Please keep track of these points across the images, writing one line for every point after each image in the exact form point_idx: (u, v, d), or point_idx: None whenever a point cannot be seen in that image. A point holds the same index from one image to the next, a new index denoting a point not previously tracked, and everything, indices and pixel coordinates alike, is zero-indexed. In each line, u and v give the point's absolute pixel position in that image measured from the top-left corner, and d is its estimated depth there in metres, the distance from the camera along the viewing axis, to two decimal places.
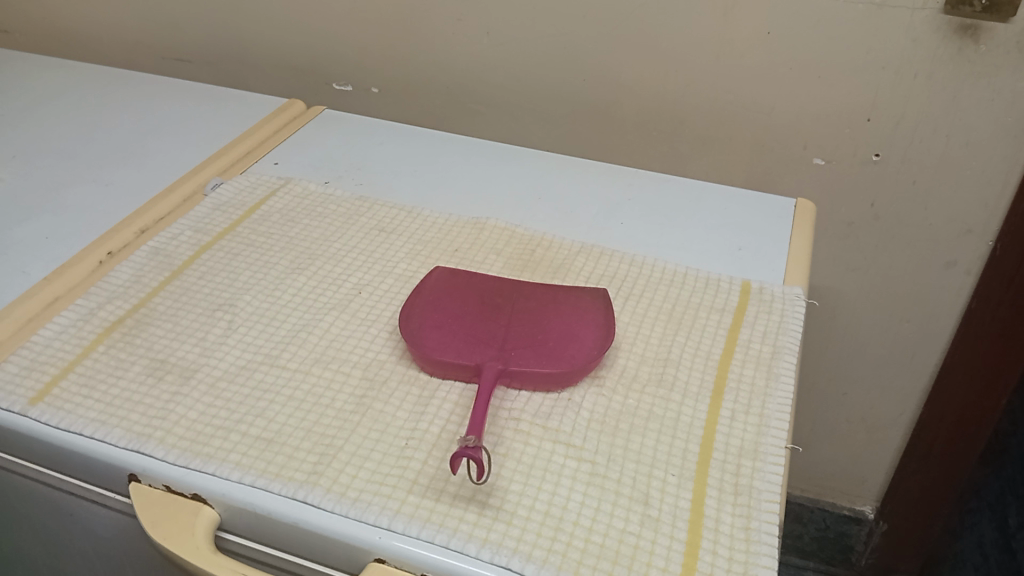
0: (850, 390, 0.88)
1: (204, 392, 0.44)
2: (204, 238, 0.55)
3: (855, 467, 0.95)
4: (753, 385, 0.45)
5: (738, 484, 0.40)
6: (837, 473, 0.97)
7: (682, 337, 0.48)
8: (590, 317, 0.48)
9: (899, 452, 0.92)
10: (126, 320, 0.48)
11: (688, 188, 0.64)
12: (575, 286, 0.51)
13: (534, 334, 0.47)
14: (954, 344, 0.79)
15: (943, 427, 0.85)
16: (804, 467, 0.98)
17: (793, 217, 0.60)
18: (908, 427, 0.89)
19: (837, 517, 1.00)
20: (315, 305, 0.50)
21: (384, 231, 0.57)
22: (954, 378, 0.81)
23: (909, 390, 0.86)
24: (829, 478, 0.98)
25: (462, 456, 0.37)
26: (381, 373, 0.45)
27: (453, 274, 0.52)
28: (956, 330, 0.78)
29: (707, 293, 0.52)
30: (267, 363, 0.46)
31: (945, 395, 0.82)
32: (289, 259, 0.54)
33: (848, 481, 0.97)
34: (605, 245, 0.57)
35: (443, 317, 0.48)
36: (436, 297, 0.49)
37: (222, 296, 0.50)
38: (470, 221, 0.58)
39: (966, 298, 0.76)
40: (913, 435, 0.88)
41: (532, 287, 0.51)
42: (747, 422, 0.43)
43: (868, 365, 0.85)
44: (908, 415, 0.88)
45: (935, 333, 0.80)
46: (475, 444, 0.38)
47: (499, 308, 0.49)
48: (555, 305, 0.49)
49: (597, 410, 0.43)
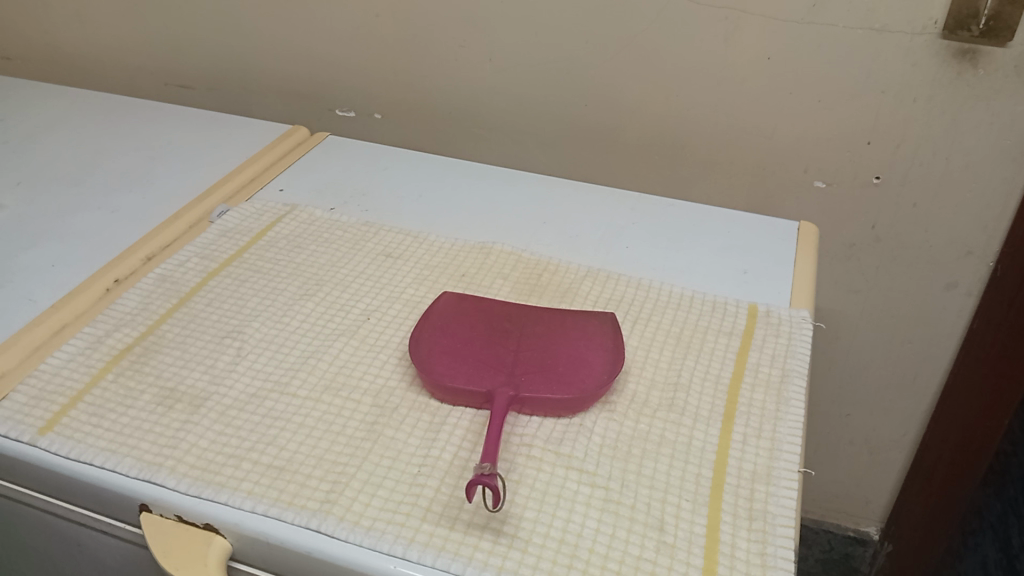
0: (852, 411, 0.88)
1: (214, 420, 0.44)
2: (211, 264, 0.55)
3: (858, 489, 0.95)
4: (763, 408, 0.45)
5: (752, 509, 0.40)
6: (841, 495, 0.97)
7: (691, 360, 0.49)
8: (599, 342, 0.49)
9: (902, 473, 0.92)
10: (134, 348, 0.48)
11: (693, 212, 0.64)
12: (583, 311, 0.52)
13: (544, 360, 0.47)
14: (956, 364, 0.79)
15: (946, 448, 0.85)
16: (808, 489, 0.98)
17: (797, 239, 0.60)
18: (912, 448, 0.89)
19: (842, 539, 1.00)
20: (324, 331, 0.50)
21: (391, 257, 0.57)
22: (956, 399, 0.81)
23: (912, 411, 0.86)
24: (834, 500, 0.98)
25: (477, 484, 0.37)
26: (391, 400, 0.45)
27: (461, 300, 0.52)
28: (958, 351, 0.79)
29: (714, 316, 0.52)
30: (277, 390, 0.45)
31: (948, 415, 0.82)
32: (296, 285, 0.54)
33: (852, 502, 0.97)
34: (611, 268, 0.57)
35: (452, 342, 0.48)
36: (445, 323, 0.50)
37: (230, 323, 0.50)
38: (476, 246, 0.58)
39: (967, 319, 0.77)
40: (917, 456, 0.88)
41: (540, 311, 0.51)
42: (759, 447, 0.43)
43: (871, 386, 0.85)
44: (911, 436, 0.88)
45: (936, 354, 0.80)
46: (490, 471, 0.38)
47: (507, 333, 0.49)
48: (564, 330, 0.49)
49: (609, 435, 0.43)
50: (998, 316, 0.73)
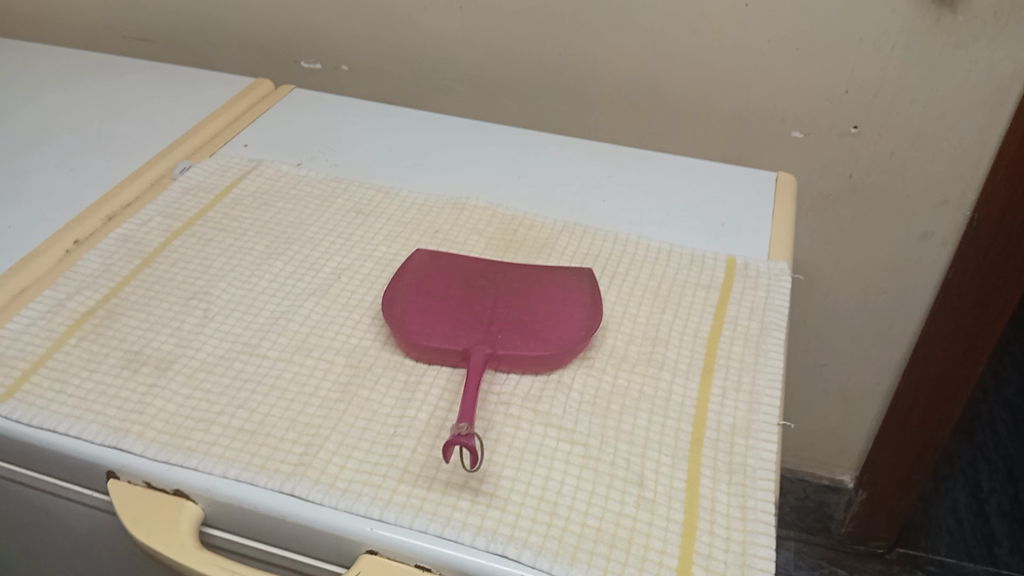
0: (827, 361, 0.89)
1: (183, 383, 0.42)
2: (175, 223, 0.54)
3: (833, 439, 0.96)
4: (743, 362, 0.45)
5: (732, 462, 0.39)
6: (815, 445, 0.98)
7: (670, 314, 0.48)
8: (576, 297, 0.48)
9: (875, 423, 0.93)
10: (97, 310, 0.47)
11: (669, 164, 0.63)
12: (560, 266, 0.51)
13: (522, 317, 0.46)
14: (930, 315, 0.80)
15: (919, 397, 0.86)
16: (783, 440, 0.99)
17: (775, 190, 0.59)
18: (885, 398, 0.90)
19: (816, 487, 1.01)
20: (294, 291, 0.48)
21: (362, 213, 0.55)
22: (929, 349, 0.81)
23: (885, 361, 0.87)
24: (810, 451, 0.99)
25: (455, 445, 0.37)
26: (365, 359, 0.44)
27: (435, 256, 0.50)
28: (933, 301, 0.79)
29: (694, 270, 0.52)
30: (247, 352, 0.44)
31: (921, 365, 0.83)
32: (265, 244, 0.52)
33: (827, 452, 0.98)
34: (587, 223, 0.56)
35: (427, 300, 0.47)
36: (420, 280, 0.48)
37: (196, 284, 0.49)
38: (449, 201, 0.57)
39: (942, 269, 0.77)
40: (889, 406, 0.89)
41: (516, 268, 0.50)
42: (739, 399, 0.43)
43: (846, 336, 0.86)
44: (884, 386, 0.89)
45: (911, 304, 0.80)
46: (468, 430, 0.37)
47: (483, 290, 0.48)
48: (541, 286, 0.49)
49: (588, 391, 0.43)
50: (973, 265, 0.74)
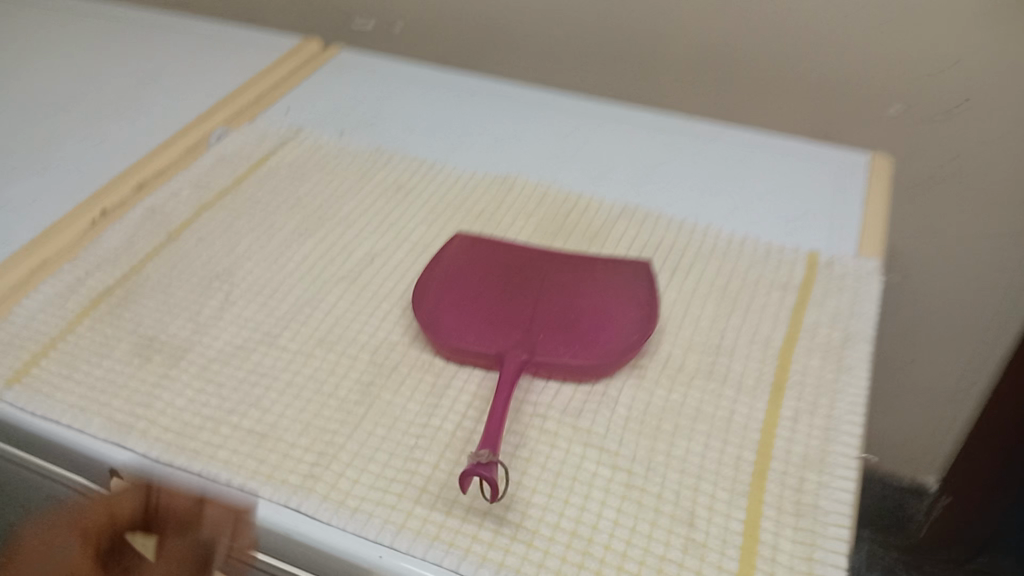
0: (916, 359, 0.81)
1: (194, 376, 0.39)
2: (205, 195, 0.50)
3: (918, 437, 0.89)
4: (819, 380, 0.39)
5: (801, 503, 0.34)
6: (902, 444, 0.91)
7: (737, 318, 0.42)
8: (629, 296, 0.43)
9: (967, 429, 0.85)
10: (114, 291, 0.44)
11: (746, 142, 0.56)
12: (613, 259, 0.46)
13: (565, 318, 0.41)
14: None
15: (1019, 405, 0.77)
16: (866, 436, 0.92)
17: (866, 175, 0.52)
18: (980, 403, 0.81)
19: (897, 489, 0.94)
20: (322, 276, 0.44)
21: (402, 190, 0.51)
22: None
23: (982, 363, 0.78)
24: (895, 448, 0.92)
25: (472, 475, 0.32)
26: (391, 357, 0.40)
27: (475, 244, 0.46)
28: None
29: (767, 267, 0.45)
30: (265, 344, 0.41)
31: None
32: (295, 223, 0.48)
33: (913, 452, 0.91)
34: (648, 207, 0.50)
35: (462, 295, 0.43)
36: (456, 271, 0.44)
37: (219, 265, 0.45)
38: (498, 180, 0.52)
39: None
40: (984, 413, 0.80)
41: (565, 260, 0.45)
42: (812, 426, 0.37)
43: (939, 332, 0.78)
44: (980, 389, 0.80)
45: (1017, 302, 0.72)
46: (488, 460, 0.32)
47: (525, 284, 0.44)
48: (590, 282, 0.43)
49: (637, 406, 0.37)
50: None
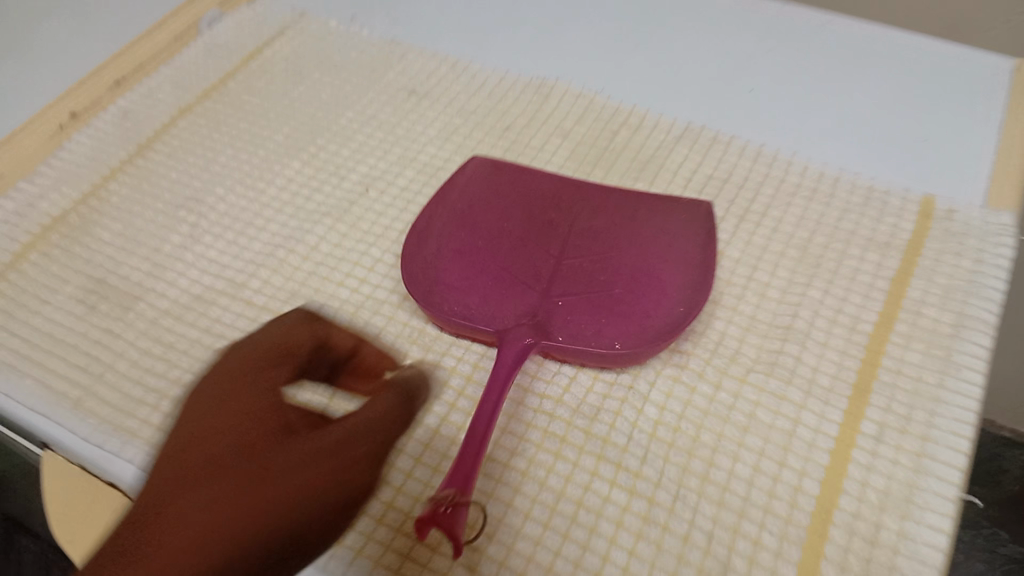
0: None
1: (143, 332, 0.33)
2: (187, 96, 0.43)
3: None
4: (916, 383, 0.30)
5: (874, 560, 0.26)
6: None
7: (817, 289, 0.33)
8: (679, 255, 0.34)
9: None
10: (68, 215, 0.37)
11: (856, 38, 0.44)
12: (666, 199, 0.36)
13: (595, 283, 0.33)
14: None
15: None
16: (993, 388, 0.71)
17: (1011, 90, 0.40)
18: None
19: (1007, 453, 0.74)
20: (307, 207, 0.37)
21: (414, 96, 0.42)
22: None
23: None
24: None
25: (426, 524, 0.24)
26: (375, 321, 0.33)
27: (496, 169, 0.37)
28: None
29: (866, 216, 0.35)
30: (228, 294, 0.34)
31: None
32: (284, 136, 0.40)
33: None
34: (717, 125, 0.40)
35: (471, 239, 0.34)
36: (465, 207, 0.35)
37: (190, 188, 0.38)
38: (534, 84, 0.42)
39: None
40: None
41: (604, 198, 0.36)
42: (900, 449, 0.28)
43: None
44: None
45: None
46: (453, 505, 0.24)
47: (549, 229, 0.35)
48: (631, 231, 0.35)
49: (671, 409, 0.30)
50: None
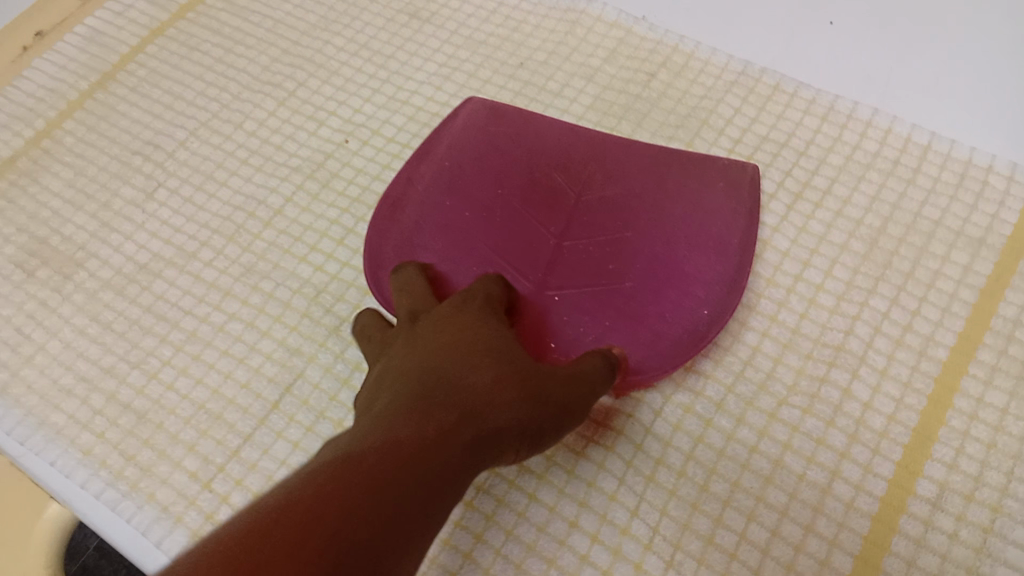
0: None
1: (82, 306, 0.29)
2: (160, 13, 0.37)
3: None
4: (996, 434, 0.24)
5: None
6: None
7: (881, 296, 0.26)
8: (712, 237, 0.26)
9: None
10: (18, 158, 0.33)
11: None
12: (710, 160, 0.28)
13: (602, 272, 0.26)
14: None
15: None
16: None
17: None
18: None
19: None
20: (277, 158, 0.32)
21: (415, 20, 0.35)
22: None
23: None
24: None
25: None
26: (340, 307, 0.28)
27: (495, 114, 0.29)
28: None
29: (956, 202, 0.28)
30: (179, 265, 0.29)
31: None
32: (261, 66, 0.34)
33: None
34: (783, 67, 0.32)
35: (451, 214, 0.27)
36: (452, 163, 0.28)
37: (150, 129, 0.33)
38: (560, 9, 0.35)
39: None
40: None
41: (628, 151, 0.28)
42: (963, 521, 0.23)
43: None
44: None
45: None
46: None
47: (553, 197, 0.27)
48: (658, 198, 0.27)
49: (677, 446, 0.24)
50: None
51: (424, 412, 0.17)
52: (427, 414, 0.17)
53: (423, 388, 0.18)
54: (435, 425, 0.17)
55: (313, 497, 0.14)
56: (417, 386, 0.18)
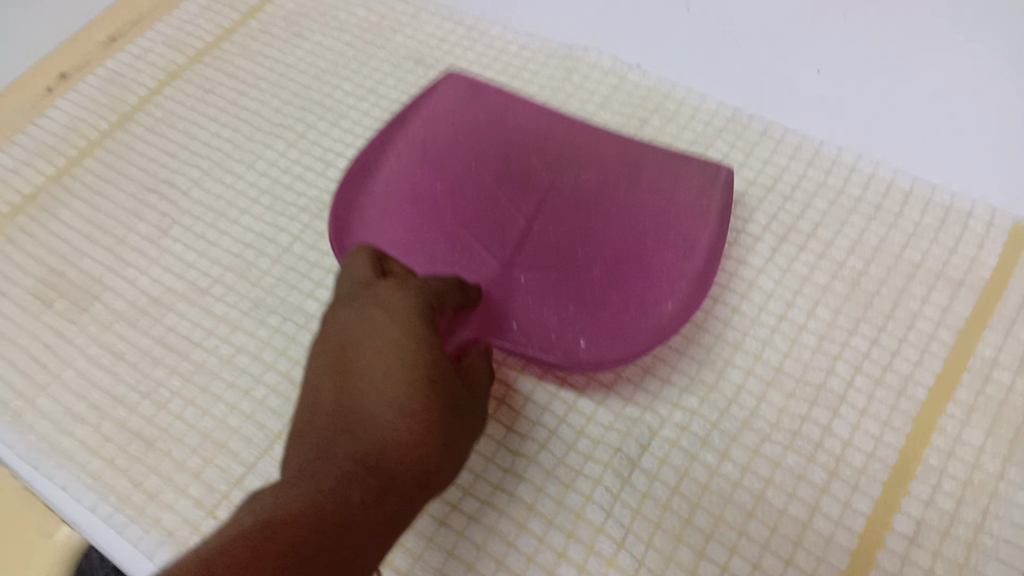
0: None
1: (94, 337, 0.30)
2: (178, 57, 0.38)
3: None
4: (972, 470, 0.24)
5: None
6: None
7: (866, 334, 0.27)
8: (676, 232, 0.28)
9: None
10: (39, 194, 0.34)
11: None
12: (678, 156, 0.30)
13: (567, 261, 0.29)
14: None
15: None
16: None
17: None
18: None
19: None
20: (287, 198, 0.33)
21: (422, 64, 0.37)
22: None
23: None
24: None
25: None
26: None
27: (475, 94, 0.32)
28: None
29: (937, 245, 0.29)
30: (191, 298, 0.31)
31: None
32: (273, 109, 0.36)
33: None
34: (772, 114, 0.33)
35: (426, 194, 0.31)
36: (430, 142, 0.31)
37: (165, 167, 0.35)
38: (557, 56, 0.36)
39: None
40: None
41: (601, 139, 0.31)
42: (939, 556, 0.23)
43: None
44: None
45: None
46: None
47: (525, 178, 0.30)
48: (629, 192, 0.29)
49: (664, 480, 0.25)
50: None
51: (351, 476, 0.21)
52: (352, 481, 0.21)
53: (346, 443, 0.22)
54: (359, 490, 0.20)
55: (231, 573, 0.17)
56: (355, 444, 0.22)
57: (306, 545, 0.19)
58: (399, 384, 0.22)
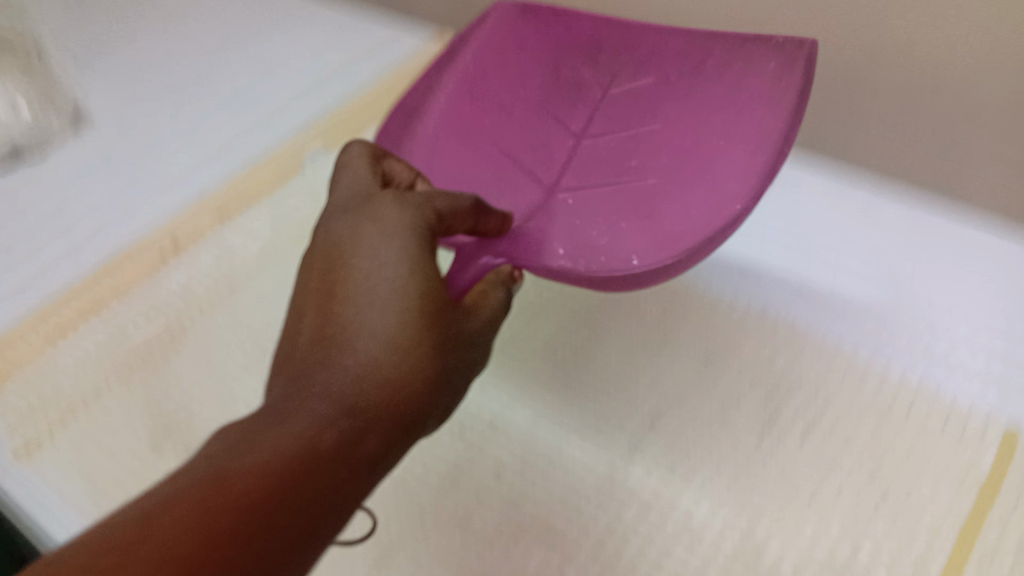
0: None
1: None
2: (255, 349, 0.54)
3: None
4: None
5: None
6: None
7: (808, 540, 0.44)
8: (728, 112, 0.55)
9: None
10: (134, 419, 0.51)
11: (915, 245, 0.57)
12: (743, 53, 0.55)
13: (637, 171, 0.56)
14: None
15: None
16: None
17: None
18: None
19: None
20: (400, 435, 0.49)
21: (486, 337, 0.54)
22: None
23: None
24: None
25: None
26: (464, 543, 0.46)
27: (517, 18, 0.63)
28: None
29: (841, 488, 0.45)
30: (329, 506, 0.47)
31: None
32: None
33: None
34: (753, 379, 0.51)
35: (494, 105, 0.62)
36: (501, 62, 0.62)
37: None
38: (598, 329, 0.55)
39: None
40: None
41: (659, 37, 0.59)
42: None
43: None
44: None
45: None
46: None
47: (573, 85, 0.62)
48: (693, 82, 0.57)
49: None
50: None
51: (351, 420, 0.39)
52: (347, 427, 0.39)
53: (349, 399, 0.39)
54: (355, 433, 0.39)
55: (281, 484, 0.35)
56: (351, 401, 0.39)
57: (316, 469, 0.37)
58: (390, 356, 0.41)
